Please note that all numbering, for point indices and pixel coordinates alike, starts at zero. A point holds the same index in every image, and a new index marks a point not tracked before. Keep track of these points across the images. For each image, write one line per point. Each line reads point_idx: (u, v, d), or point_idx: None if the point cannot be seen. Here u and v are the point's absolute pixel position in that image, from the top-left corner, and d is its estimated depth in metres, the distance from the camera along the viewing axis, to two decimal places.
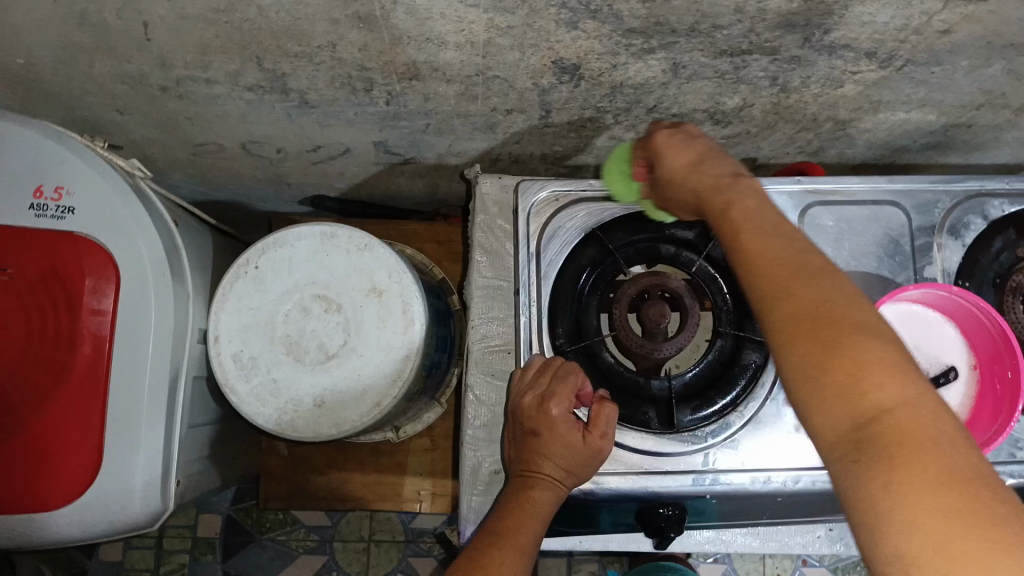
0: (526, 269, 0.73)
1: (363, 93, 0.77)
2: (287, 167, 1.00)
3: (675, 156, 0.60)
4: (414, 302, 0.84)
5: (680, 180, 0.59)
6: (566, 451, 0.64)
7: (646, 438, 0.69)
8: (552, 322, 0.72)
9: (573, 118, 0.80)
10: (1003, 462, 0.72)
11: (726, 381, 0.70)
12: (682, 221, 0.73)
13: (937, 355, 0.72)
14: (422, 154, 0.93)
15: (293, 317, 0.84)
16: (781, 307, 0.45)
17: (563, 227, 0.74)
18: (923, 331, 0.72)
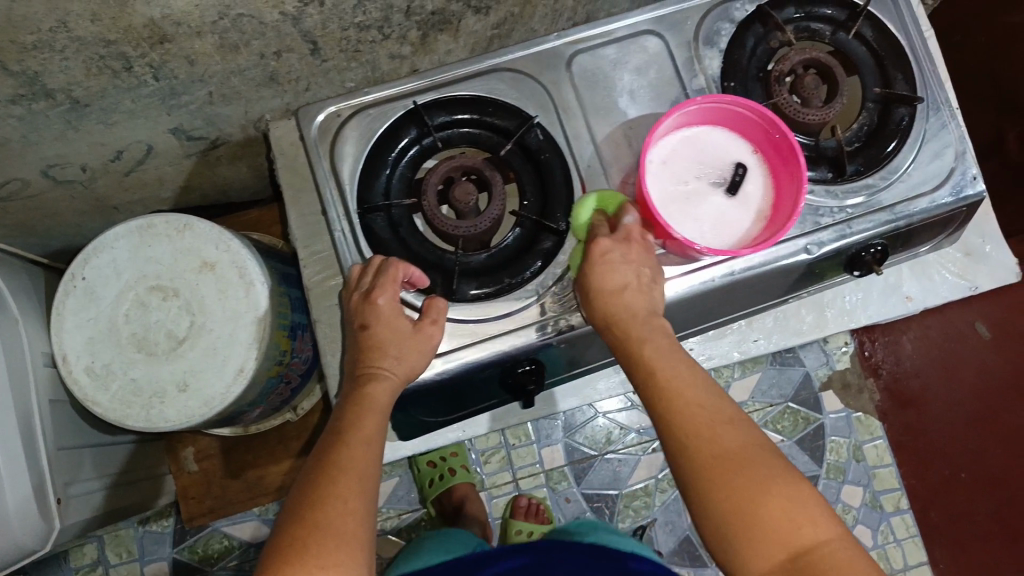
0: (327, 189, 0.74)
1: (127, 74, 0.77)
2: (102, 185, 0.99)
3: (611, 275, 0.67)
4: (248, 266, 0.85)
5: (609, 302, 0.67)
6: (399, 342, 0.68)
7: (486, 307, 0.73)
8: (366, 232, 0.73)
9: (341, 44, 0.82)
10: (812, 232, 0.75)
11: (544, 235, 0.73)
12: (462, 102, 0.75)
13: (723, 158, 0.72)
14: (224, 129, 0.95)
15: (135, 314, 0.84)
16: (711, 456, 0.58)
17: (350, 139, 0.75)
18: (698, 148, 0.72)
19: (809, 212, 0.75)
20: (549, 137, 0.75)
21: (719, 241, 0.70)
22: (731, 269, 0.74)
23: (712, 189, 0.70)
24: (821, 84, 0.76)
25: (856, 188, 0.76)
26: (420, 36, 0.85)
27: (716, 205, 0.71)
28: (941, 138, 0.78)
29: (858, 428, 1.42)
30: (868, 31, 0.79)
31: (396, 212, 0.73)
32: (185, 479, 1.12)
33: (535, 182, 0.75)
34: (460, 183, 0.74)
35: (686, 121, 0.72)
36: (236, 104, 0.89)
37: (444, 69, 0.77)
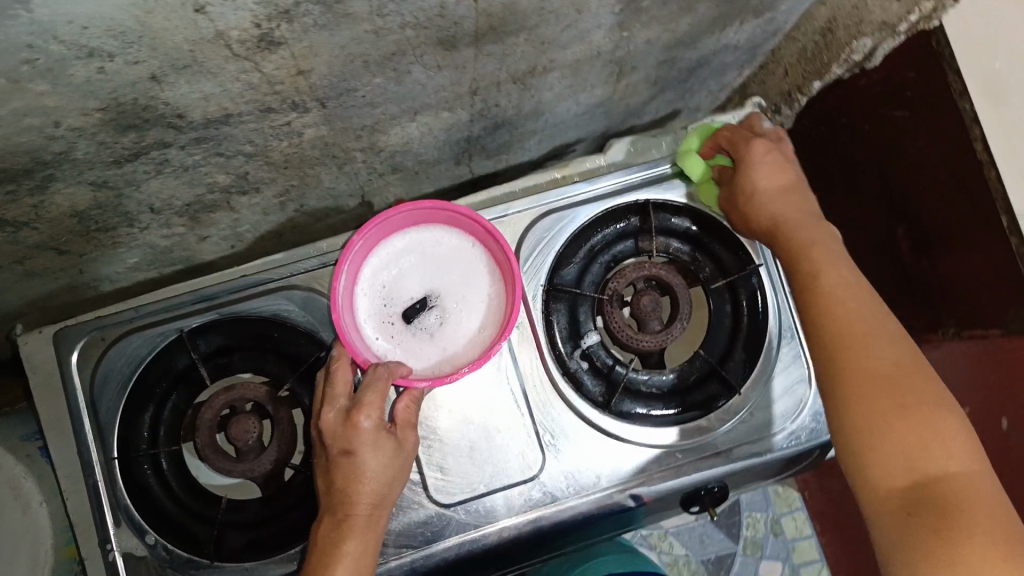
0: (82, 425, 0.66)
1: None
2: None
3: (767, 174, 0.67)
4: (25, 481, 0.78)
5: (759, 207, 0.66)
6: (369, 450, 0.60)
7: (254, 566, 0.65)
8: (130, 474, 0.66)
9: (92, 242, 0.73)
10: (635, 477, 0.69)
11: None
12: (249, 324, 0.69)
13: (431, 279, 0.68)
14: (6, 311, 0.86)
15: None
16: (858, 370, 0.53)
17: (112, 369, 0.67)
18: (428, 253, 0.69)
19: (639, 456, 0.70)
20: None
21: (468, 350, 0.66)
22: (539, 521, 0.68)
23: (390, 336, 0.66)
24: (658, 306, 0.71)
25: (688, 434, 0.71)
26: (189, 218, 0.76)
27: (445, 316, 0.67)
28: (797, 373, 0.72)
29: (775, 501, 1.43)
30: (727, 251, 0.73)
31: (163, 459, 0.66)
32: None
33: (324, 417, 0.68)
34: (239, 418, 0.66)
35: (366, 251, 0.68)
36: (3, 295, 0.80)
37: (225, 285, 0.69)
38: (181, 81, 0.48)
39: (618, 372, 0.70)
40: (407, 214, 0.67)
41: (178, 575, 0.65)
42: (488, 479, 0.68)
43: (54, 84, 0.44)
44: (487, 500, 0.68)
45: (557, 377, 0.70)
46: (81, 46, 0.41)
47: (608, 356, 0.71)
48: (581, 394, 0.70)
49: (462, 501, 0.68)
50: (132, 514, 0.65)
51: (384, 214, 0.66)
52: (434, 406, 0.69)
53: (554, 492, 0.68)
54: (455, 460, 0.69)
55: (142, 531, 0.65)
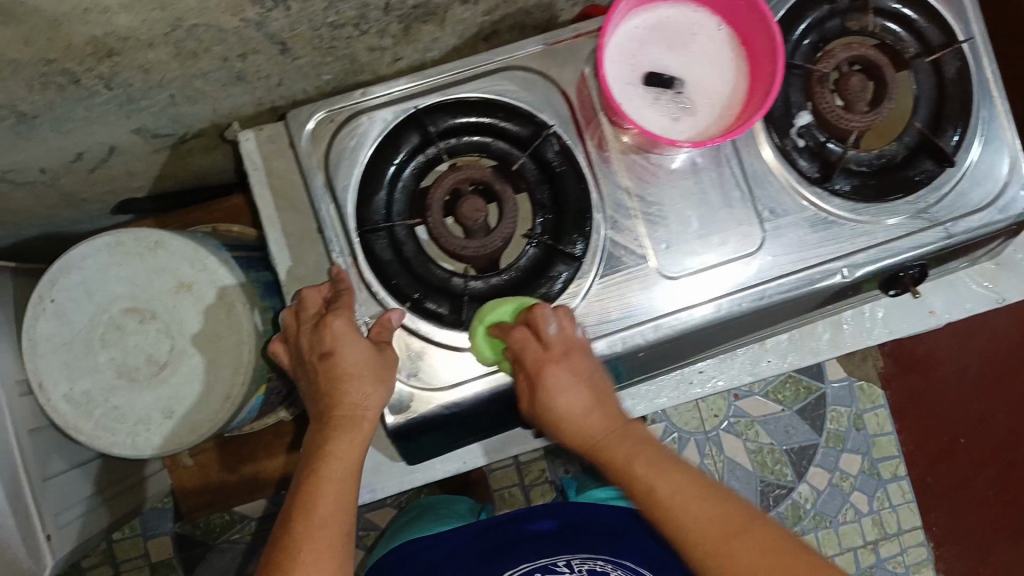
0: (323, 205, 0.69)
1: (75, 87, 0.69)
2: (65, 184, 0.92)
3: (571, 403, 0.60)
4: (228, 285, 0.80)
5: (570, 421, 0.60)
6: (359, 366, 0.62)
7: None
8: (369, 249, 0.68)
9: (313, 42, 0.74)
10: (849, 253, 0.70)
11: (557, 256, 0.68)
12: (475, 105, 0.69)
13: (681, 54, 0.67)
14: (192, 126, 0.87)
15: (111, 339, 0.79)
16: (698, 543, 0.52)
17: (346, 150, 0.69)
18: (676, 30, 0.67)
19: (851, 237, 0.70)
20: (564, 146, 0.69)
21: (711, 127, 0.67)
22: (761, 297, 0.70)
23: (643, 105, 0.66)
24: (867, 85, 0.70)
25: (897, 208, 0.71)
26: (402, 28, 0.76)
27: (694, 93, 0.67)
28: (1002, 150, 0.72)
29: (860, 396, 1.40)
30: (935, 30, 0.72)
31: (398, 232, 0.68)
32: (180, 470, 1.11)
33: (551, 196, 0.69)
34: (468, 198, 0.69)
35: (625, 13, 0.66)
36: (202, 103, 0.81)
37: (450, 66, 0.69)
38: None
39: (833, 150, 0.71)
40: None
41: (427, 342, 0.68)
42: (713, 258, 0.69)
43: None
44: (712, 277, 0.69)
45: (773, 161, 0.70)
46: None
47: (820, 135, 0.71)
48: (796, 172, 0.70)
49: (686, 275, 0.69)
50: (378, 291, 0.68)
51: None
52: (659, 179, 0.70)
53: (774, 269, 0.70)
54: (681, 237, 0.69)
55: (390, 303, 0.68)
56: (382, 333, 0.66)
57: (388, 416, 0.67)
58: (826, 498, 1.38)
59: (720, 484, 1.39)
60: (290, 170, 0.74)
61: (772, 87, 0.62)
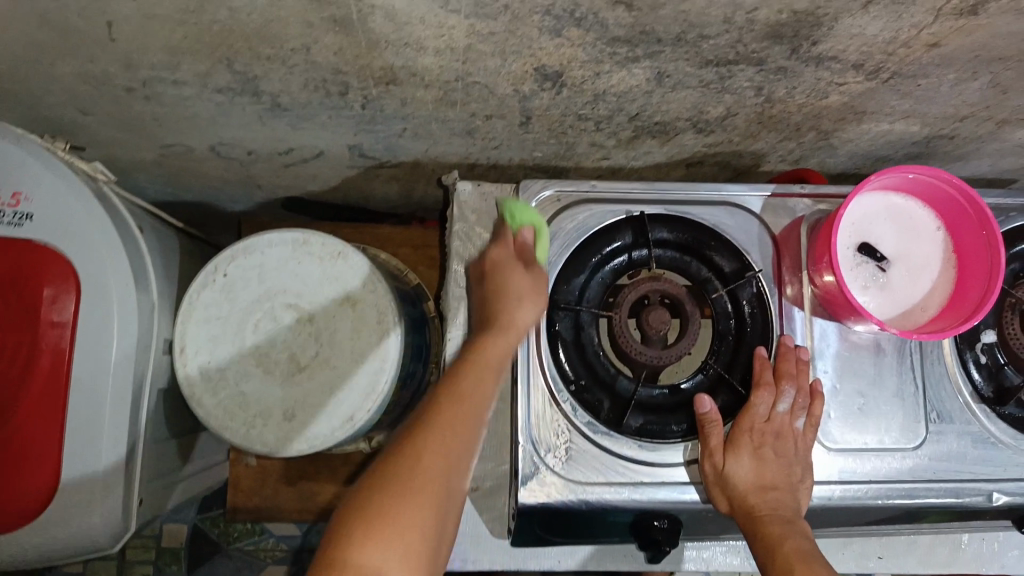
0: (524, 267, 0.71)
1: (338, 97, 0.74)
2: (257, 169, 0.97)
3: (748, 472, 0.65)
4: (389, 313, 0.82)
5: (751, 495, 0.65)
6: (517, 286, 0.67)
7: (654, 446, 0.69)
8: (550, 323, 0.70)
9: (552, 124, 0.79)
10: (1000, 479, 0.70)
11: (723, 389, 0.70)
12: (693, 229, 0.72)
13: (900, 242, 0.70)
14: (397, 157, 0.92)
15: (263, 326, 0.81)
16: None
17: (562, 228, 0.72)
18: (904, 220, 0.70)
19: (1005, 464, 0.71)
20: (762, 292, 0.71)
21: (907, 322, 0.69)
22: (910, 495, 0.69)
23: (853, 272, 0.68)
24: None
25: None
26: (631, 136, 0.81)
27: (900, 280, 0.69)
28: None
29: None
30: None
31: (583, 316, 0.70)
32: (241, 468, 1.08)
33: (735, 332, 0.71)
34: (657, 310, 0.72)
35: (865, 191, 0.69)
36: (422, 142, 0.86)
37: (678, 187, 0.74)
38: (870, 14, 0.54)
39: (1010, 376, 0.71)
40: (918, 178, 0.68)
41: (580, 433, 0.68)
42: (872, 440, 0.70)
43: None
44: (866, 457, 0.69)
45: (952, 365, 0.72)
46: None
47: (1001, 358, 0.72)
48: (970, 381, 0.71)
49: (844, 447, 0.69)
50: (548, 365, 0.69)
51: (906, 168, 0.67)
52: (840, 349, 0.71)
53: (925, 470, 0.70)
54: (847, 408, 0.70)
55: (555, 382, 0.69)
56: (527, 252, 0.70)
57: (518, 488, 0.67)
58: None
59: None
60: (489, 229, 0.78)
61: (986, 303, 0.64)
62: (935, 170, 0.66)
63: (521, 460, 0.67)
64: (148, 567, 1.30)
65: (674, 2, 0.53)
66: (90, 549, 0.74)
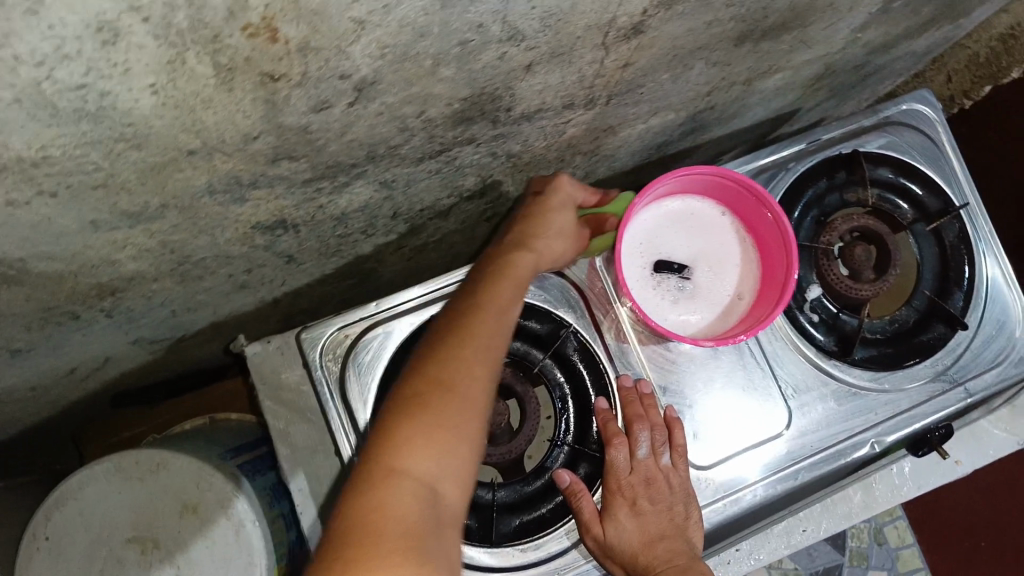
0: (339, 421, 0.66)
1: (75, 321, 0.66)
2: (56, 394, 0.88)
3: (630, 535, 0.62)
4: (237, 502, 0.74)
5: (642, 555, 0.61)
6: (558, 223, 0.63)
7: (536, 541, 0.65)
8: None
9: (319, 250, 0.73)
10: (877, 424, 0.70)
11: (582, 458, 0.66)
12: None
13: (691, 241, 0.67)
14: (191, 328, 0.84)
15: (110, 574, 0.73)
16: None
17: None
18: (687, 218, 0.67)
19: (873, 405, 0.70)
20: (585, 341, 0.68)
21: (726, 321, 0.66)
22: (796, 477, 0.68)
23: (654, 291, 0.66)
24: (870, 254, 0.71)
25: (913, 372, 0.71)
26: (407, 226, 0.76)
27: (703, 280, 0.67)
28: (1002, 311, 0.74)
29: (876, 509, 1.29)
30: (930, 198, 0.74)
31: None
32: None
33: (571, 392, 0.68)
34: (487, 402, 0.67)
35: (640, 209, 0.66)
36: (203, 309, 0.79)
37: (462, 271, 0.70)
38: (540, 71, 0.50)
39: (846, 322, 0.71)
40: (684, 179, 0.65)
41: (461, 563, 0.64)
42: (745, 438, 0.68)
43: (460, 68, 0.45)
44: (744, 459, 0.68)
45: (790, 337, 0.71)
46: (514, 27, 0.43)
47: (834, 306, 0.71)
48: (813, 344, 0.71)
49: (721, 458, 0.68)
50: None
51: (666, 175, 0.63)
52: (682, 364, 0.69)
53: (802, 447, 0.68)
54: (709, 419, 0.69)
55: None
56: (591, 222, 0.65)
57: None
58: None
59: None
60: None
61: (788, 282, 0.63)
62: (697, 169, 0.63)
63: None
64: None
65: (334, 139, 0.48)
66: None
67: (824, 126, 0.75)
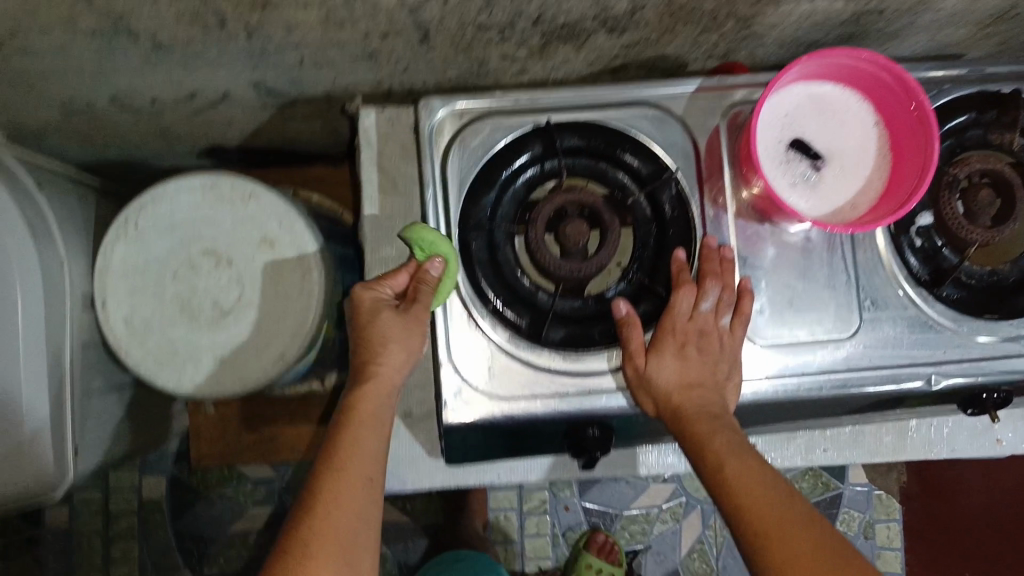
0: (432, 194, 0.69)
1: (219, 30, 0.70)
2: (169, 119, 0.93)
3: (672, 376, 0.65)
4: (310, 249, 0.81)
5: (678, 396, 0.65)
6: (386, 328, 0.66)
7: (577, 356, 0.69)
8: (466, 249, 0.69)
9: (454, 38, 0.74)
10: (941, 361, 0.68)
11: (648, 295, 0.68)
12: (606, 135, 0.68)
13: (830, 134, 0.66)
14: (307, 91, 0.88)
15: (183, 274, 0.81)
16: (781, 547, 0.55)
17: (468, 148, 0.69)
18: (831, 109, 0.66)
19: (945, 345, 0.69)
20: (681, 193, 0.68)
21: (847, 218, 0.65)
22: (844, 385, 0.68)
23: (781, 168, 0.65)
24: (995, 201, 0.68)
25: (995, 327, 0.69)
26: (541, 43, 0.76)
27: (827, 175, 0.66)
28: None
29: (875, 505, 1.34)
30: None
31: (498, 234, 0.68)
32: (200, 419, 1.11)
33: (654, 237, 0.68)
34: (573, 220, 0.69)
35: (787, 84, 0.66)
36: (327, 70, 0.82)
37: (587, 90, 0.70)
38: None
39: (948, 257, 0.68)
40: (839, 62, 0.64)
41: (502, 349, 0.69)
42: (810, 332, 0.68)
43: None
44: (800, 350, 0.68)
45: (887, 255, 0.69)
46: None
47: (937, 239, 0.69)
48: (907, 269, 0.69)
49: (777, 343, 0.68)
50: (463, 286, 0.69)
51: (824, 51, 0.63)
52: (768, 246, 0.68)
53: (860, 358, 0.68)
54: (780, 305, 0.68)
55: (473, 303, 0.69)
56: (424, 291, 0.66)
57: (445, 411, 0.68)
58: None
59: (716, 559, 1.38)
60: (401, 155, 0.75)
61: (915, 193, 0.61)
62: (858, 51, 0.62)
63: (444, 382, 0.68)
64: (133, 521, 1.43)
65: None
66: (29, 496, 0.77)
67: (992, 64, 0.72)
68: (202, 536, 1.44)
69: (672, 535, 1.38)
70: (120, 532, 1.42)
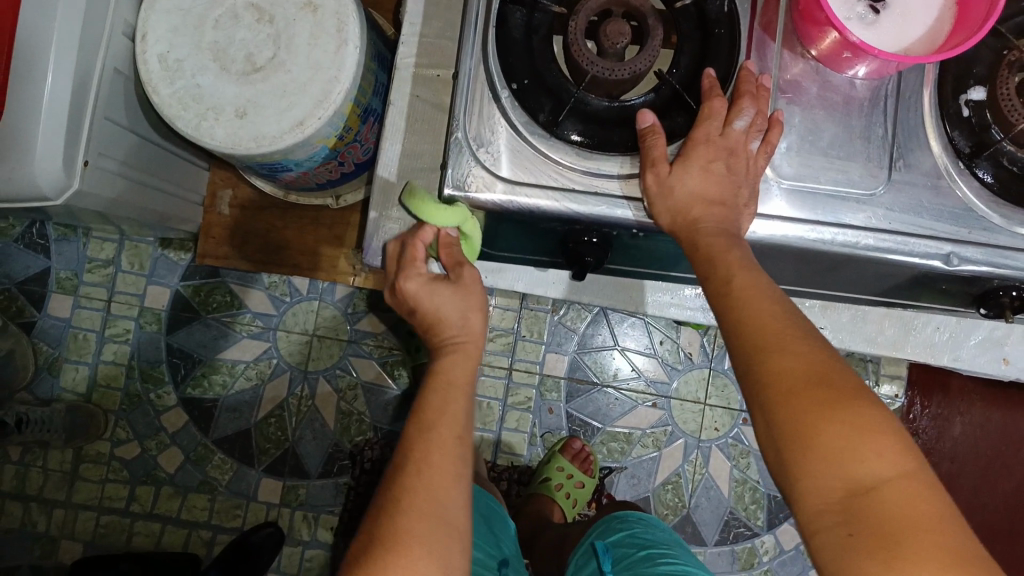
0: None
1: None
2: None
3: (693, 185, 0.63)
4: (350, 22, 0.79)
5: (696, 207, 0.62)
6: (448, 308, 0.67)
7: (590, 156, 0.66)
8: (501, 23, 0.68)
9: None
10: (961, 242, 0.64)
11: (678, 108, 0.67)
12: None
13: None
14: None
15: (223, 23, 0.80)
16: (779, 374, 0.53)
17: None
18: None
19: (973, 227, 0.64)
20: (732, 9, 0.66)
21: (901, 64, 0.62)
22: (857, 243, 0.64)
23: (839, 4, 0.63)
24: None
25: None
26: None
27: (891, 17, 0.62)
28: None
29: None
30: None
31: (536, 14, 0.68)
32: (213, 215, 1.12)
33: (694, 52, 0.68)
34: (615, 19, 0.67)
35: None
36: None
37: None
38: None
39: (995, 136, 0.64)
40: None
41: (516, 134, 0.67)
42: (833, 181, 0.65)
43: None
44: (819, 198, 0.65)
45: (930, 123, 0.65)
46: None
47: (987, 118, 0.65)
48: (948, 141, 0.65)
49: (797, 187, 0.65)
50: (490, 61, 0.67)
51: None
52: (810, 87, 0.66)
53: (879, 219, 0.65)
54: (807, 148, 0.66)
55: (496, 78, 0.67)
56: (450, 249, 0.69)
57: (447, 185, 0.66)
58: (785, 558, 1.32)
59: (688, 495, 1.33)
60: None
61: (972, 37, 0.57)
62: None
63: (452, 152, 0.67)
64: (130, 325, 1.45)
65: None
66: (31, 199, 0.78)
67: None
68: (192, 355, 1.45)
69: (649, 461, 1.35)
70: (117, 333, 1.45)
